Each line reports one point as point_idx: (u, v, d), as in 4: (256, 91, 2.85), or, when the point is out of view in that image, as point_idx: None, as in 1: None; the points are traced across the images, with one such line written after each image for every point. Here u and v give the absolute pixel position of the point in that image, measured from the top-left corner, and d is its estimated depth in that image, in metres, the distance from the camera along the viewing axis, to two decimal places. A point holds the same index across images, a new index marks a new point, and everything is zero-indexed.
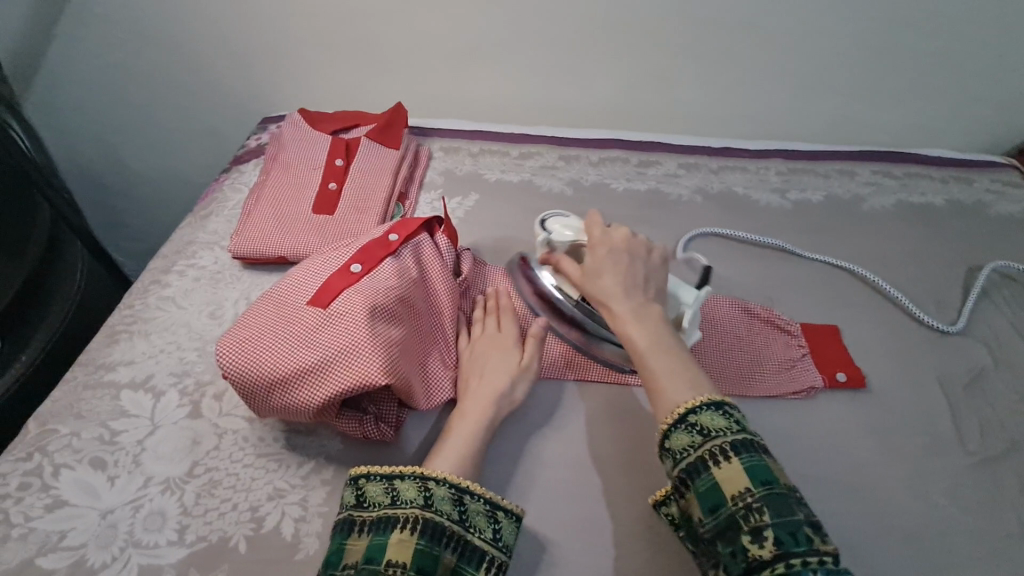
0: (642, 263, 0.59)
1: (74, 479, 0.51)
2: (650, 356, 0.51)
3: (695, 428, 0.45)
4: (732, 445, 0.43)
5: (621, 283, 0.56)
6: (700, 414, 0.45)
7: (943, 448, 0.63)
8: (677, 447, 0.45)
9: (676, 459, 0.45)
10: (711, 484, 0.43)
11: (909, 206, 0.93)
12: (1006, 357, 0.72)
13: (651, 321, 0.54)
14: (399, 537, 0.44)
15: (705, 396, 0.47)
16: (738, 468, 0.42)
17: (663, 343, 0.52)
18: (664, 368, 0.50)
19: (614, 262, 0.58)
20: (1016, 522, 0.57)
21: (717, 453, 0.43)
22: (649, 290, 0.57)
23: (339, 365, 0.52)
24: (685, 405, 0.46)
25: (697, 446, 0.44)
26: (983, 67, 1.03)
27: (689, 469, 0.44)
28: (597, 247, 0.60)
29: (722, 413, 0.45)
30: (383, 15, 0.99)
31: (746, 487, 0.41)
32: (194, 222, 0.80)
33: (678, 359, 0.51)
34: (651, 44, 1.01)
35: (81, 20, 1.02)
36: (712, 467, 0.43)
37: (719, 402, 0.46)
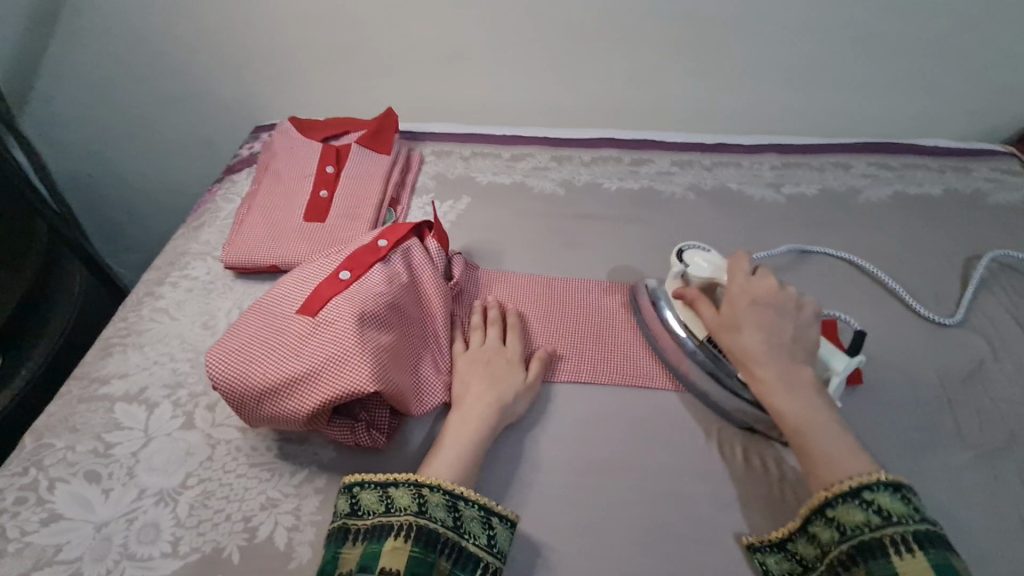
0: (789, 320, 0.58)
1: (68, 493, 0.51)
2: (806, 433, 0.51)
3: (873, 507, 0.45)
4: (917, 537, 0.43)
5: (767, 346, 0.56)
6: (877, 494, 0.46)
7: (943, 442, 0.62)
8: (849, 523, 0.46)
9: (846, 534, 0.45)
10: (890, 570, 0.42)
11: (905, 197, 0.92)
12: (1005, 348, 0.71)
13: (800, 391, 0.54)
14: (393, 544, 0.44)
15: (875, 475, 0.47)
16: (924, 562, 0.42)
17: (818, 415, 0.52)
18: (824, 446, 0.50)
19: (758, 317, 0.58)
20: (1017, 515, 0.56)
21: (900, 542, 0.43)
22: (798, 350, 0.57)
23: (328, 374, 0.52)
24: (855, 482, 0.47)
25: (874, 526, 0.45)
26: (978, 54, 1.02)
27: (863, 548, 0.44)
28: (740, 293, 0.60)
29: (900, 499, 0.46)
30: (373, 20, 0.99)
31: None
32: (187, 233, 0.80)
33: (836, 436, 0.51)
34: (642, 41, 1.00)
35: (73, 37, 1.03)
36: (893, 555, 0.43)
37: (897, 485, 0.46)
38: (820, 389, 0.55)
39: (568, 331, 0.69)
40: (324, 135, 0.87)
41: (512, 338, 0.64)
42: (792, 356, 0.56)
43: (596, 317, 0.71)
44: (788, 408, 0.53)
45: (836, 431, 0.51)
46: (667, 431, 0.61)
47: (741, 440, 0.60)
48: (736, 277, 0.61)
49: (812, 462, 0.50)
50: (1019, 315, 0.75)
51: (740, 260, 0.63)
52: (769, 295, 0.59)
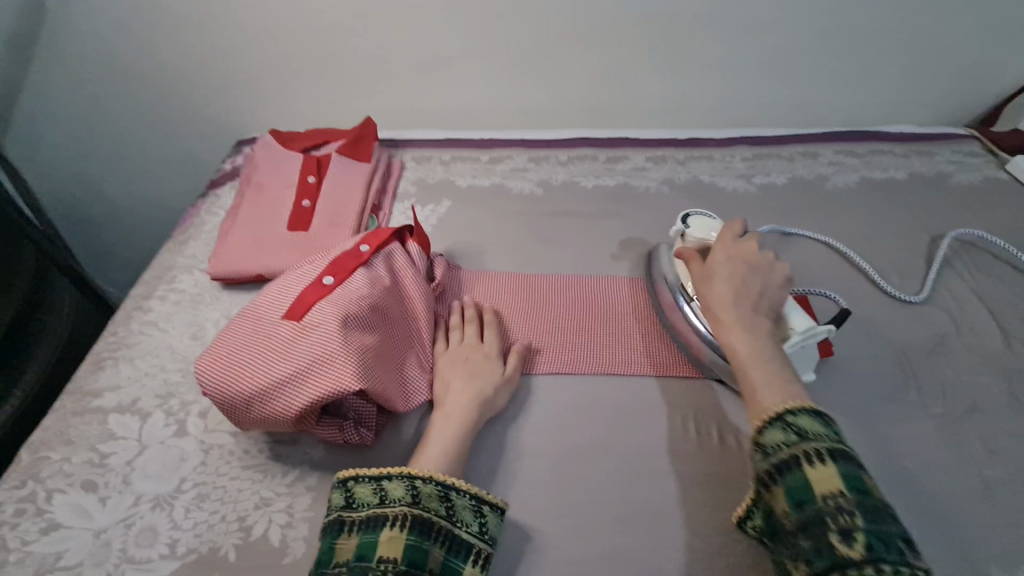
0: (761, 277, 0.59)
1: (66, 503, 0.53)
2: (750, 366, 0.52)
3: (792, 428, 0.46)
4: (828, 450, 0.44)
5: (729, 293, 0.58)
6: (797, 416, 0.46)
7: (910, 413, 0.65)
8: (770, 443, 0.46)
9: (766, 454, 0.46)
10: (802, 481, 0.43)
11: (872, 182, 0.96)
12: (968, 322, 0.74)
13: (752, 332, 0.55)
14: (389, 534, 0.46)
15: (800, 402, 0.48)
16: (833, 470, 0.43)
17: (766, 355, 0.53)
18: (761, 376, 0.51)
19: (730, 270, 0.60)
20: (981, 479, 0.59)
21: (812, 455, 0.44)
22: (762, 301, 0.58)
23: (313, 374, 0.53)
24: (780, 408, 0.47)
25: (791, 444, 0.45)
26: (936, 42, 1.05)
27: (779, 464, 0.45)
28: (722, 250, 0.62)
29: (818, 419, 0.46)
30: (349, 32, 1.01)
31: (840, 490, 0.42)
32: (174, 247, 0.82)
33: (780, 373, 0.51)
34: (612, 42, 1.03)
35: (53, 60, 1.04)
36: (805, 467, 0.44)
37: (817, 410, 0.47)
38: (773, 337, 0.55)
39: (548, 324, 0.71)
40: (305, 146, 0.89)
41: (491, 335, 0.67)
42: (753, 305, 0.57)
43: (575, 310, 0.73)
44: (740, 347, 0.54)
45: (779, 368, 0.52)
46: (645, 416, 0.63)
47: (716, 421, 0.63)
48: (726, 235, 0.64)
49: (749, 389, 0.51)
50: (981, 290, 0.78)
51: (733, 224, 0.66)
52: (746, 255, 0.61)
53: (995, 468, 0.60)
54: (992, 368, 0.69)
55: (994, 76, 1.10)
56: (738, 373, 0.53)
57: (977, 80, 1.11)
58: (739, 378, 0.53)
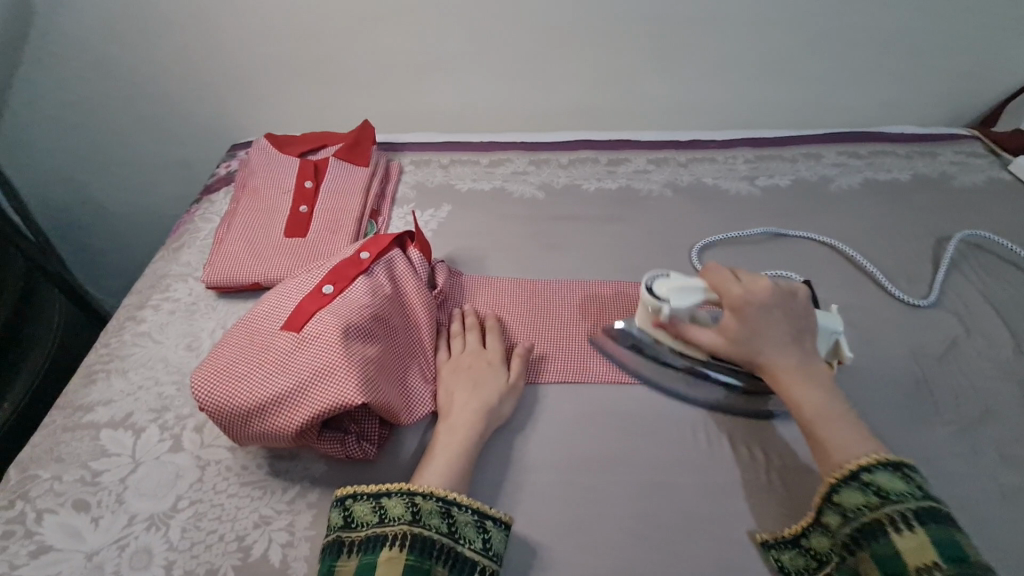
0: (792, 313, 0.56)
1: (57, 524, 0.51)
2: (823, 427, 0.51)
3: (871, 488, 0.46)
4: (915, 514, 0.43)
5: (775, 348, 0.55)
6: (876, 475, 0.47)
7: (922, 420, 0.63)
8: (850, 505, 0.47)
9: (849, 517, 0.46)
10: (891, 549, 0.43)
11: (875, 184, 0.95)
12: (977, 325, 0.73)
13: (813, 384, 0.54)
14: (388, 555, 0.45)
15: (878, 457, 0.48)
16: (923, 538, 0.42)
17: (829, 407, 0.52)
18: (838, 436, 0.50)
19: (763, 319, 0.56)
20: (996, 488, 0.58)
21: (899, 520, 0.44)
22: (805, 339, 0.56)
23: (316, 388, 0.52)
24: (862, 466, 0.47)
25: (873, 506, 0.45)
26: (937, 43, 1.05)
27: (864, 529, 0.45)
28: (737, 304, 0.56)
29: (900, 477, 0.46)
30: (346, 33, 1.00)
31: (934, 560, 0.41)
32: (167, 255, 0.80)
33: (848, 424, 0.51)
34: (613, 43, 1.02)
35: (42, 64, 1.02)
36: (893, 534, 0.43)
37: (896, 465, 0.47)
38: (827, 377, 0.55)
39: (552, 331, 0.70)
40: (301, 150, 0.87)
41: (493, 340, 0.65)
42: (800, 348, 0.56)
43: (579, 317, 0.72)
44: (804, 404, 0.53)
45: (847, 419, 0.52)
46: (654, 424, 0.62)
47: (726, 429, 0.61)
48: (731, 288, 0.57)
49: (826, 454, 0.50)
50: (990, 292, 0.77)
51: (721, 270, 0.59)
52: (769, 296, 0.56)
53: (1010, 475, 0.59)
54: (1004, 372, 0.68)
55: (995, 76, 1.10)
56: (810, 435, 0.52)
57: (978, 80, 1.10)
58: (813, 442, 0.52)
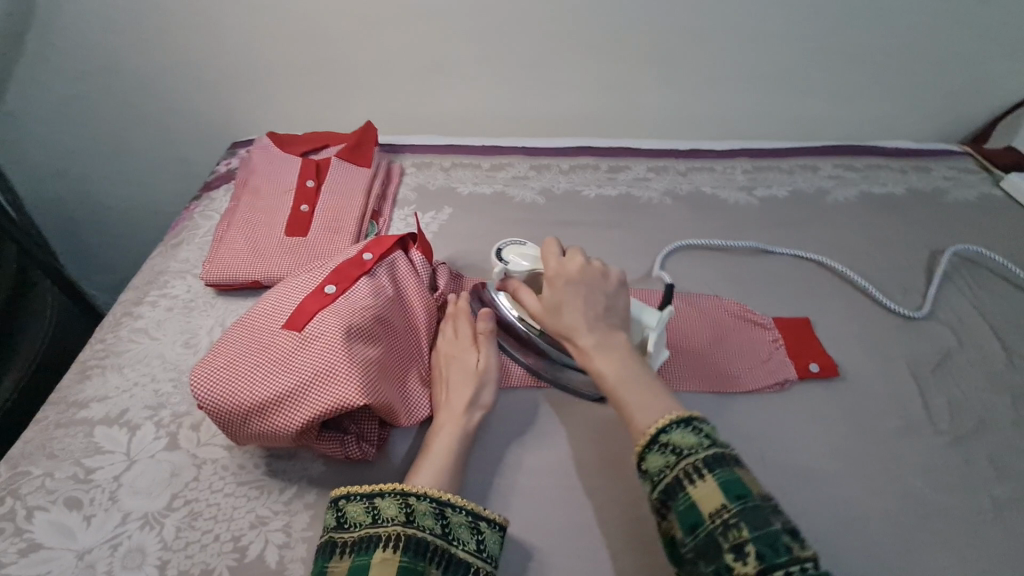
0: (601, 290, 0.55)
1: (48, 521, 0.50)
2: (623, 393, 0.48)
3: (668, 448, 0.44)
4: (705, 462, 0.42)
5: (580, 319, 0.52)
6: (671, 434, 0.44)
7: (916, 430, 0.64)
8: (654, 469, 0.44)
9: (654, 482, 0.43)
10: (689, 503, 0.41)
11: (871, 197, 0.96)
12: (970, 338, 0.74)
13: (617, 353, 0.50)
14: (382, 556, 0.44)
15: (671, 415, 0.45)
16: (713, 485, 0.41)
17: (631, 375, 0.49)
18: (638, 402, 0.47)
19: (574, 294, 0.53)
20: (988, 498, 0.59)
21: (692, 472, 0.42)
22: (612, 316, 0.54)
23: (317, 388, 0.51)
24: (656, 425, 0.45)
25: (672, 465, 0.43)
26: (932, 61, 1.07)
27: (666, 491, 0.42)
28: (551, 271, 0.56)
29: (692, 430, 0.44)
30: (351, 35, 1.00)
31: (723, 503, 0.40)
32: (165, 251, 0.79)
33: (650, 391, 0.48)
34: (616, 51, 1.03)
35: (41, 56, 1.01)
36: (688, 486, 0.42)
37: (687, 418, 0.45)
38: (634, 353, 0.51)
39: None
40: (303, 150, 0.87)
41: (464, 327, 0.64)
42: (608, 325, 0.52)
43: None
44: (610, 371, 0.49)
45: (648, 385, 0.49)
46: None
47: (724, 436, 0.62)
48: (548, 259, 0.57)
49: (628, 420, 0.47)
50: (982, 305, 0.78)
51: (550, 244, 0.59)
52: (579, 273, 0.55)
53: (1003, 487, 0.60)
54: (996, 385, 0.69)
55: (988, 94, 1.12)
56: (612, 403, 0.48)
57: (971, 98, 1.13)
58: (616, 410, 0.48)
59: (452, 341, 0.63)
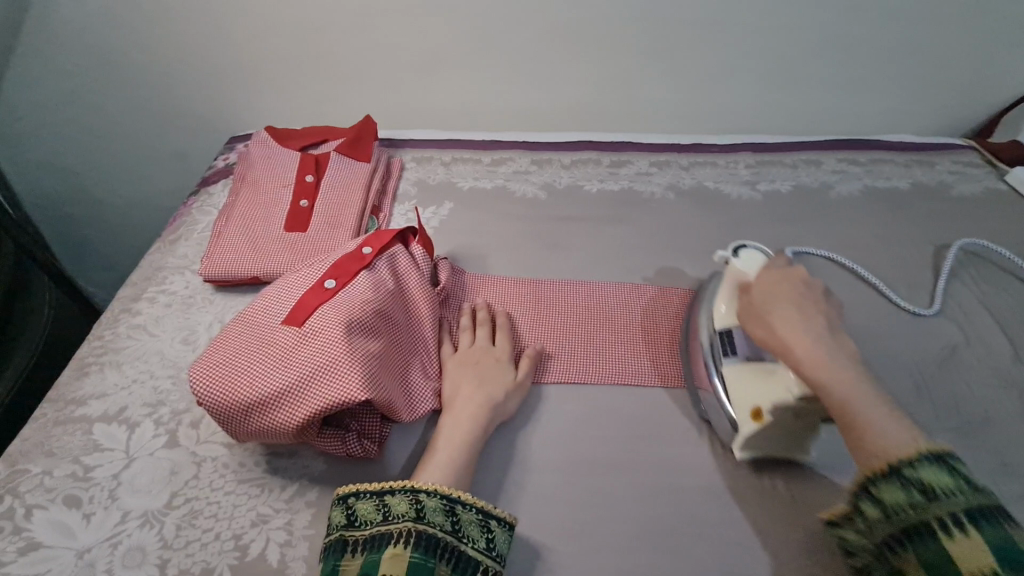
0: (821, 306, 0.55)
1: (47, 520, 0.49)
2: (855, 408, 0.47)
3: (914, 484, 0.42)
4: (969, 514, 0.39)
5: (802, 327, 0.52)
6: (921, 471, 0.42)
7: (923, 427, 0.64)
8: (891, 503, 0.43)
9: (891, 517, 0.42)
10: (941, 553, 0.39)
11: (875, 191, 0.95)
12: (976, 333, 0.74)
13: (845, 367, 0.50)
14: (393, 552, 0.44)
15: (925, 448, 0.43)
16: (978, 542, 0.38)
17: (865, 392, 0.48)
18: (878, 421, 0.46)
19: (787, 301, 0.55)
20: (995, 494, 0.58)
21: (949, 521, 0.39)
22: (837, 333, 0.53)
23: (317, 384, 0.51)
24: (909, 457, 0.43)
25: (918, 505, 0.41)
26: (938, 53, 1.06)
27: (908, 530, 0.41)
28: (764, 275, 0.59)
29: (948, 471, 0.42)
30: (349, 28, 0.99)
31: (991, 565, 0.37)
32: (162, 247, 0.78)
33: (887, 410, 0.47)
34: (616, 45, 1.02)
35: (36, 51, 1.00)
36: (942, 536, 0.39)
37: (940, 456, 0.43)
38: (863, 371, 0.50)
39: (556, 330, 0.70)
40: (302, 144, 0.86)
41: (502, 338, 0.65)
42: (832, 338, 0.52)
43: (582, 316, 0.72)
44: (833, 381, 0.48)
45: (882, 402, 0.47)
46: (657, 426, 0.61)
47: (728, 433, 0.61)
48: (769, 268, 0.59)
49: (863, 436, 0.46)
50: (987, 301, 0.78)
51: (771, 249, 0.62)
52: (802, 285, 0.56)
53: (1010, 483, 0.59)
54: (1002, 381, 0.68)
55: (993, 87, 1.11)
56: (838, 415, 0.47)
57: (976, 91, 1.12)
58: (841, 422, 0.47)
59: (474, 346, 0.63)
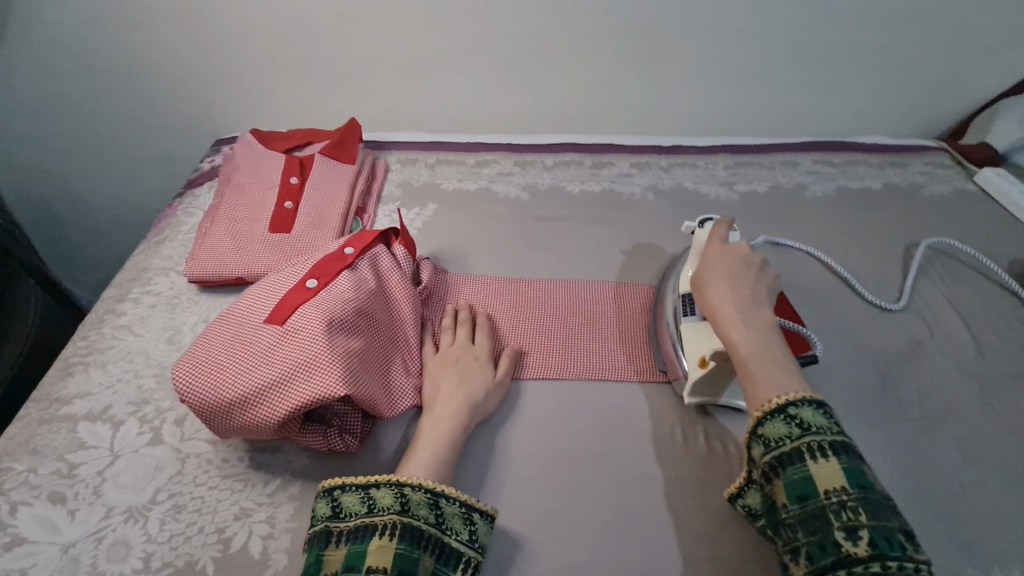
0: (755, 274, 0.59)
1: (32, 516, 0.50)
2: (753, 363, 0.51)
3: (794, 420, 0.47)
4: (831, 445, 0.45)
5: (725, 291, 0.57)
6: (800, 409, 0.47)
7: (888, 419, 0.66)
8: (771, 436, 0.47)
9: (769, 447, 0.47)
10: (805, 475, 0.44)
11: (848, 191, 0.98)
12: (942, 328, 0.76)
13: (754, 327, 0.54)
14: (378, 544, 0.45)
15: (801, 395, 0.48)
16: (836, 467, 0.44)
17: (765, 349, 0.52)
18: (765, 371, 0.50)
19: (721, 272, 0.59)
20: (955, 482, 0.61)
21: (817, 450, 0.45)
22: (762, 296, 0.57)
23: (297, 380, 0.52)
24: (783, 399, 0.48)
25: (794, 437, 0.46)
26: (910, 57, 1.09)
27: (782, 457, 0.46)
28: (709, 245, 0.63)
29: (820, 412, 0.47)
30: (334, 31, 1.00)
31: (843, 486, 0.43)
32: (148, 248, 0.79)
33: (781, 366, 0.51)
34: (596, 50, 1.04)
35: (20, 54, 1.00)
36: (808, 461, 0.45)
37: (818, 401, 0.48)
38: (773, 330, 0.54)
39: (536, 329, 0.71)
40: (288, 146, 0.87)
41: (482, 336, 0.67)
42: (754, 300, 0.56)
43: (561, 315, 0.73)
44: (741, 341, 0.53)
45: (780, 358, 0.51)
46: (632, 420, 0.63)
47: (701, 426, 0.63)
48: (714, 238, 0.63)
49: (753, 385, 0.50)
50: (954, 297, 0.81)
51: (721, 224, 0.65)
52: (742, 257, 0.60)
53: (969, 471, 0.62)
54: (965, 374, 0.71)
55: (964, 90, 1.14)
56: (738, 366, 0.52)
57: (948, 94, 1.15)
58: (740, 373, 0.52)
59: (454, 346, 0.65)
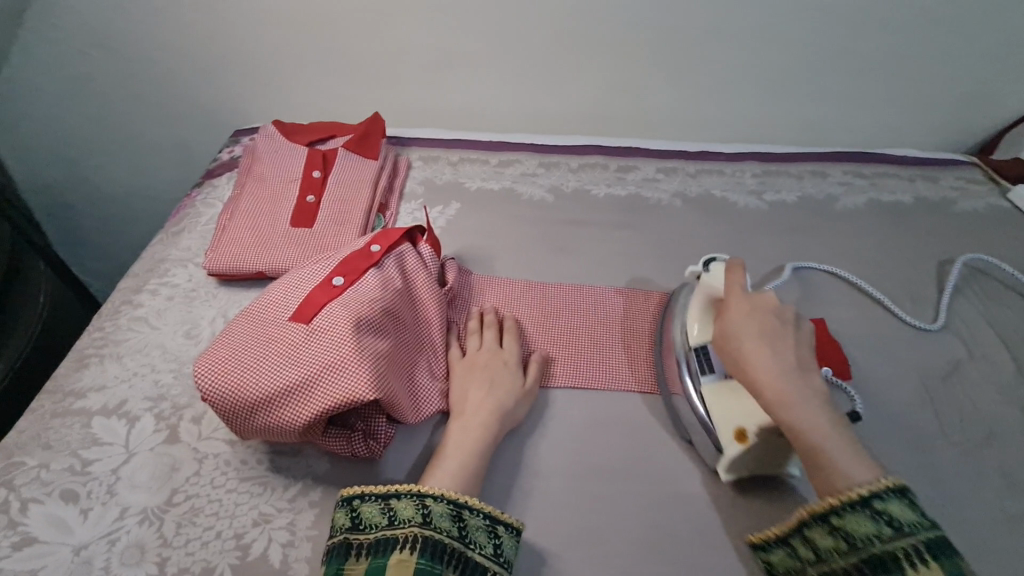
0: (791, 331, 0.54)
1: (44, 515, 0.48)
2: (821, 449, 0.47)
3: (884, 518, 0.43)
4: (928, 546, 0.41)
5: (767, 356, 0.52)
6: (888, 503, 0.44)
7: (927, 441, 0.64)
8: (859, 535, 0.44)
9: (859, 548, 0.43)
10: None
11: (880, 204, 0.96)
12: (980, 348, 0.74)
13: (810, 400, 0.50)
14: (399, 558, 0.43)
15: (886, 482, 0.45)
16: (940, 575, 0.40)
17: (827, 425, 0.48)
18: (838, 457, 0.47)
19: (758, 333, 0.54)
20: (998, 510, 0.59)
21: (914, 554, 0.41)
22: (804, 358, 0.53)
23: (323, 382, 0.50)
24: (868, 490, 0.44)
25: (886, 538, 0.42)
26: (944, 69, 1.07)
27: (874, 562, 0.42)
28: (732, 301, 0.58)
29: (907, 504, 0.44)
30: (359, 24, 0.98)
31: None
32: (165, 239, 0.77)
33: (848, 441, 0.48)
34: (624, 51, 1.02)
35: (39, 37, 0.98)
36: (908, 569, 0.41)
37: (902, 489, 0.45)
38: (825, 396, 0.51)
39: (563, 335, 0.69)
40: (310, 138, 0.85)
41: (508, 341, 0.64)
42: (798, 363, 0.52)
43: (588, 321, 0.71)
44: (800, 419, 0.49)
45: (846, 435, 0.48)
46: (662, 434, 0.61)
47: None
48: (737, 291, 0.58)
49: (827, 475, 0.46)
50: (991, 316, 0.78)
51: (737, 269, 0.61)
52: (772, 311, 0.56)
53: (1013, 498, 0.60)
54: (1006, 397, 0.69)
55: (997, 104, 1.12)
56: (805, 454, 0.48)
57: (981, 108, 1.13)
58: (811, 464, 0.48)
59: (479, 351, 0.63)
